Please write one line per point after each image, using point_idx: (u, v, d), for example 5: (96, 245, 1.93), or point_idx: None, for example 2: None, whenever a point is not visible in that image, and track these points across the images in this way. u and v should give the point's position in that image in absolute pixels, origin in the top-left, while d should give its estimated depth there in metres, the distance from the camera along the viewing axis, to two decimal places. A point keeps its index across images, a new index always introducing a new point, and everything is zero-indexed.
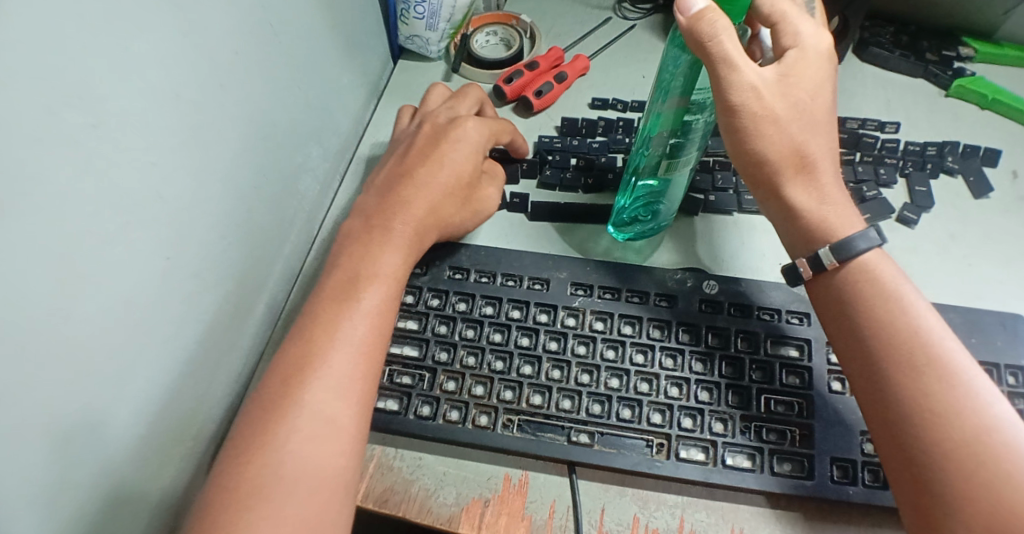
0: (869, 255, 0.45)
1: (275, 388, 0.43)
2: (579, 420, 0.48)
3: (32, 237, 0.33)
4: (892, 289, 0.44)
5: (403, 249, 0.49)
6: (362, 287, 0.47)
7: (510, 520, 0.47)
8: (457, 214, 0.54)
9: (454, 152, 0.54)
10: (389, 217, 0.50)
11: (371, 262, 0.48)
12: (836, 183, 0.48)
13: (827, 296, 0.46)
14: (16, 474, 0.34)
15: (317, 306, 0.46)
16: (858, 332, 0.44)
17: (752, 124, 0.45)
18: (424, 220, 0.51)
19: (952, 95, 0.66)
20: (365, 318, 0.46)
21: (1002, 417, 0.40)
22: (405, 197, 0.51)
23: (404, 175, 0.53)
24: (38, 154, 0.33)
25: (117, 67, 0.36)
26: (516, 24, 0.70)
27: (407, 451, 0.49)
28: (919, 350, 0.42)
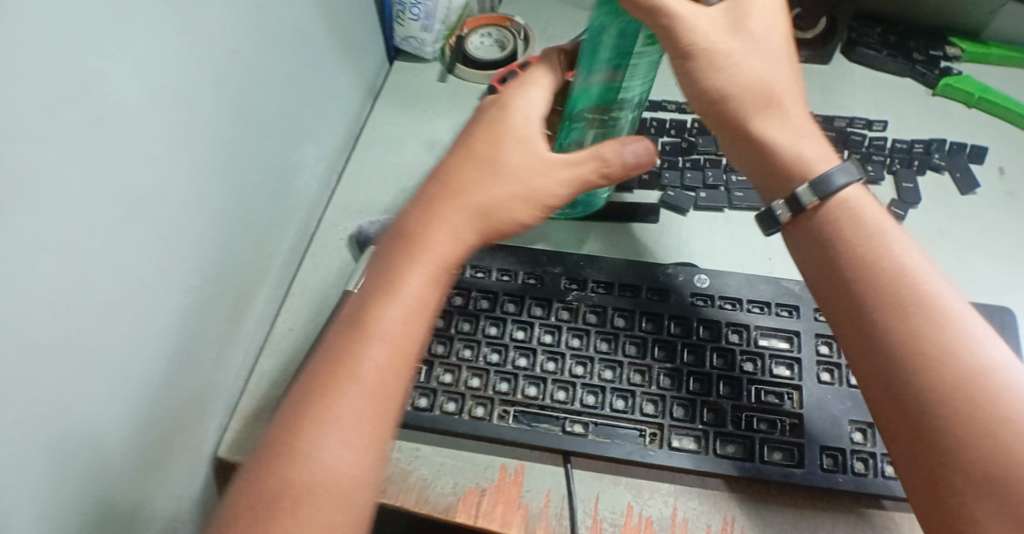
0: (848, 192, 0.46)
1: (291, 421, 0.39)
2: (574, 411, 0.49)
3: (40, 229, 0.34)
4: (877, 232, 0.45)
5: (455, 244, 0.44)
6: (407, 281, 0.42)
7: (507, 509, 0.48)
8: (517, 213, 0.45)
9: (518, 138, 0.45)
10: (443, 208, 0.44)
11: (419, 253, 0.43)
12: (802, 115, 0.48)
13: (811, 243, 0.47)
14: (21, 461, 0.35)
15: (341, 334, 0.42)
16: (846, 276, 0.44)
17: (712, 65, 0.46)
18: (478, 227, 0.44)
19: (939, 93, 0.67)
20: (391, 341, 0.41)
21: (998, 356, 0.40)
22: (442, 206, 0.44)
23: (462, 157, 0.46)
24: (43, 148, 0.33)
25: (116, 63, 0.37)
26: (510, 25, 0.70)
27: (405, 442, 0.50)
28: (910, 290, 0.42)
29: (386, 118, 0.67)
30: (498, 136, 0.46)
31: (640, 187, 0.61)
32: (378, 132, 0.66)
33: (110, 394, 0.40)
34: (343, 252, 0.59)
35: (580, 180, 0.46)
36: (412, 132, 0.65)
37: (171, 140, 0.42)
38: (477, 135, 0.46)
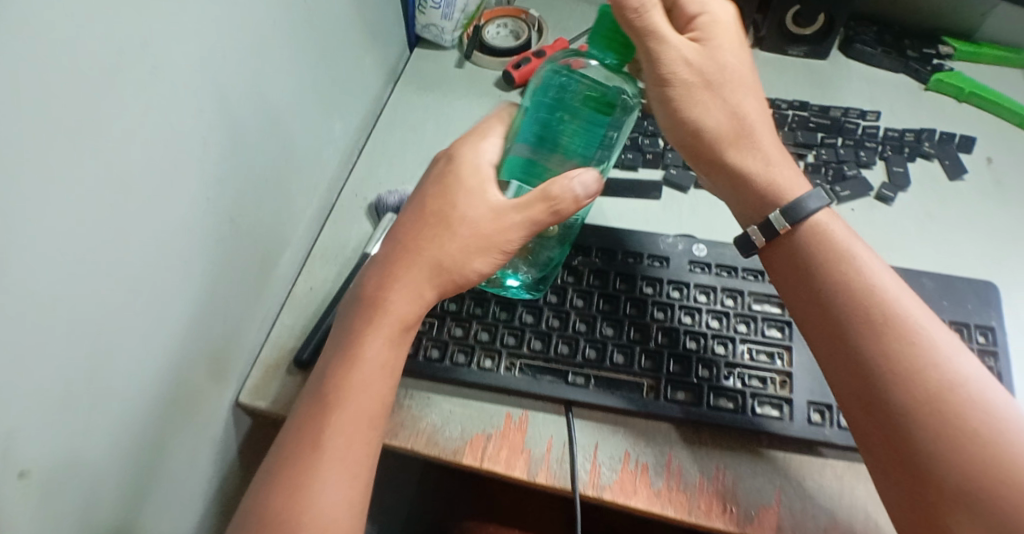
0: (820, 215, 0.49)
1: (278, 469, 0.43)
2: (576, 364, 0.52)
3: (104, 159, 0.38)
4: (849, 252, 0.47)
5: (408, 305, 0.47)
6: (365, 346, 0.46)
7: (511, 453, 0.51)
8: (468, 265, 0.47)
9: (464, 197, 0.48)
10: (391, 277, 0.47)
11: (374, 321, 0.46)
12: (772, 142, 0.51)
13: (788, 262, 0.49)
14: (71, 366, 0.39)
15: (320, 385, 0.46)
16: (823, 296, 0.47)
17: (685, 92, 0.49)
18: (431, 281, 0.47)
19: (931, 89, 0.71)
20: (357, 406, 0.44)
21: (965, 370, 0.42)
22: (400, 265, 0.47)
23: (405, 229, 0.49)
24: (108, 87, 0.38)
25: (175, 18, 0.42)
26: (525, 18, 0.75)
27: (416, 391, 0.53)
28: (878, 310, 0.45)
29: (406, 100, 0.71)
30: (450, 196, 0.49)
31: (645, 166, 0.65)
32: (397, 112, 0.70)
33: (152, 322, 0.44)
34: (363, 220, 0.63)
35: (534, 225, 0.46)
36: (430, 113, 0.69)
37: (217, 95, 0.46)
38: (431, 195, 0.49)
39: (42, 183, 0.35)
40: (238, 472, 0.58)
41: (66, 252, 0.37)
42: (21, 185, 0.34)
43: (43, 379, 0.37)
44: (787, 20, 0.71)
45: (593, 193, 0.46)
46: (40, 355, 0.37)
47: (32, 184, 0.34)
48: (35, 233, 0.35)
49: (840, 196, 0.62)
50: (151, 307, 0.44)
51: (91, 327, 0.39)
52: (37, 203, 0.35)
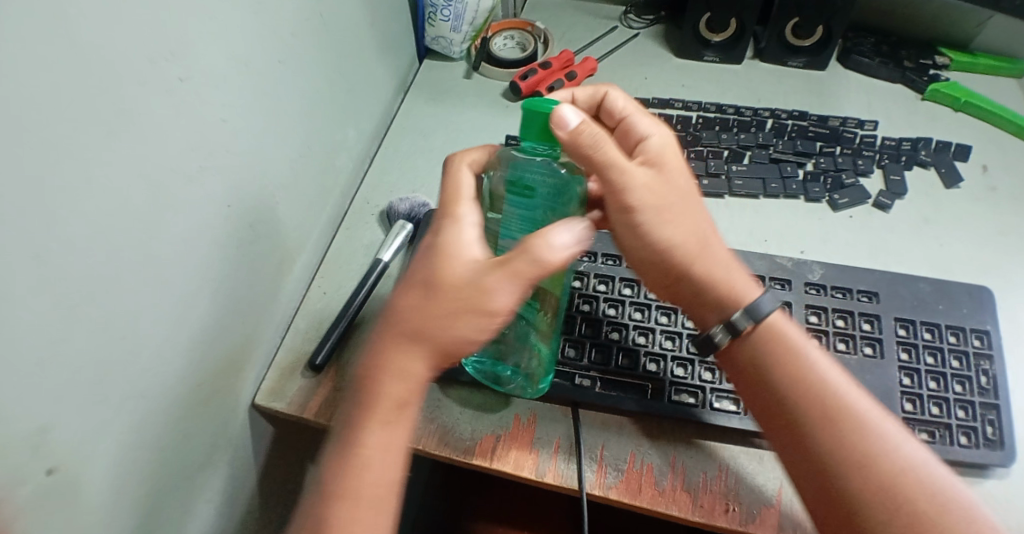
0: (774, 315, 0.49)
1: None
2: (582, 367, 0.54)
3: (135, 166, 0.40)
4: (798, 347, 0.48)
5: (399, 383, 0.45)
6: (362, 435, 0.44)
7: (519, 453, 0.52)
8: (456, 330, 0.45)
9: (446, 264, 0.46)
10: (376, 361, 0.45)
11: (365, 407, 0.44)
12: (726, 251, 0.51)
13: (745, 360, 0.49)
14: (103, 363, 0.40)
15: (324, 473, 0.44)
16: (779, 393, 0.47)
17: (655, 214, 0.49)
18: (419, 354, 0.45)
19: (927, 98, 0.73)
20: (366, 496, 0.43)
21: (912, 456, 0.44)
22: (391, 342, 0.45)
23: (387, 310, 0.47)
24: (138, 96, 0.39)
25: (201, 31, 0.43)
26: (531, 30, 0.77)
27: (427, 394, 0.55)
28: (831, 402, 0.46)
29: (415, 109, 0.73)
30: (431, 263, 0.46)
31: None
32: (407, 122, 0.72)
33: (177, 323, 0.46)
34: (375, 227, 0.65)
35: (516, 279, 0.44)
36: (439, 122, 0.71)
37: (238, 104, 0.48)
38: (416, 264, 0.47)
39: (81, 187, 0.37)
40: (254, 474, 0.60)
41: (98, 254, 0.39)
42: (58, 189, 0.36)
43: (78, 376, 0.39)
44: (787, 31, 0.73)
45: (581, 244, 0.46)
46: (77, 352, 0.38)
47: (69, 188, 0.36)
48: (71, 235, 0.37)
49: (839, 203, 0.64)
50: (176, 310, 0.45)
51: (120, 327, 0.41)
52: (73, 206, 0.37)
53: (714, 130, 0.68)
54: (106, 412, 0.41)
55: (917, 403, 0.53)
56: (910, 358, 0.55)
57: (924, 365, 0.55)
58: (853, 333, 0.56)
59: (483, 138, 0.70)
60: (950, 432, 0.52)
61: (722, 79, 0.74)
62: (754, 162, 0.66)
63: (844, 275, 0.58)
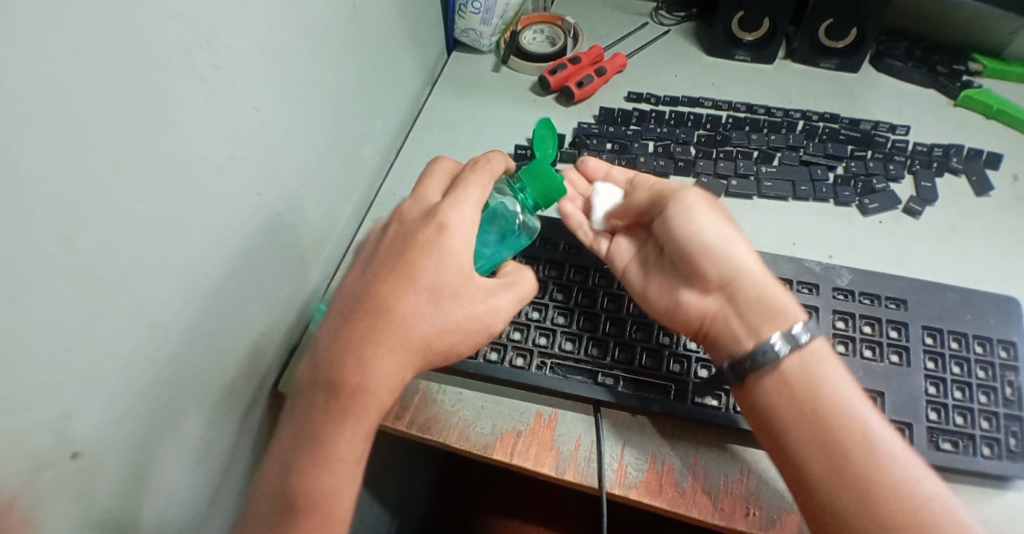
0: (808, 347, 0.47)
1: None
2: (606, 365, 0.54)
3: (165, 152, 0.40)
4: (813, 376, 0.46)
5: (385, 393, 0.43)
6: (337, 444, 0.42)
7: (540, 449, 0.52)
8: (456, 344, 0.46)
9: (450, 272, 0.46)
10: (359, 366, 0.43)
11: (344, 414, 0.42)
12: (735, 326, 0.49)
13: (753, 389, 0.48)
14: (128, 348, 0.41)
15: (289, 476, 0.42)
16: (781, 423, 0.46)
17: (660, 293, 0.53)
18: (411, 362, 0.45)
19: (960, 105, 0.72)
20: (339, 505, 0.42)
21: (931, 490, 0.42)
22: (378, 342, 0.43)
23: (369, 306, 0.44)
24: (173, 83, 0.40)
25: (234, 19, 0.44)
26: (561, 25, 0.76)
27: (449, 386, 0.55)
28: (841, 433, 0.44)
29: (442, 102, 0.73)
30: (435, 268, 0.45)
31: (676, 173, 0.65)
32: (434, 115, 0.71)
33: (204, 310, 0.46)
34: None
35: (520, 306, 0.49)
36: (466, 116, 0.71)
37: (269, 93, 0.48)
38: (414, 261, 0.46)
39: (114, 173, 0.37)
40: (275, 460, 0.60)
41: (129, 240, 0.39)
42: (92, 175, 0.36)
43: (106, 359, 0.39)
44: (820, 32, 0.72)
45: None
46: (106, 335, 0.39)
47: (102, 174, 0.37)
48: (102, 219, 0.37)
49: (869, 208, 0.63)
50: (203, 297, 0.46)
51: (148, 312, 0.41)
52: (107, 192, 0.37)
53: (744, 130, 0.67)
54: (132, 395, 0.42)
55: (943, 413, 0.53)
56: (936, 367, 0.54)
57: (950, 374, 0.54)
58: (879, 340, 0.55)
59: (509, 133, 0.69)
60: (974, 444, 0.52)
61: (752, 80, 0.73)
62: (784, 164, 0.65)
63: (872, 281, 0.58)
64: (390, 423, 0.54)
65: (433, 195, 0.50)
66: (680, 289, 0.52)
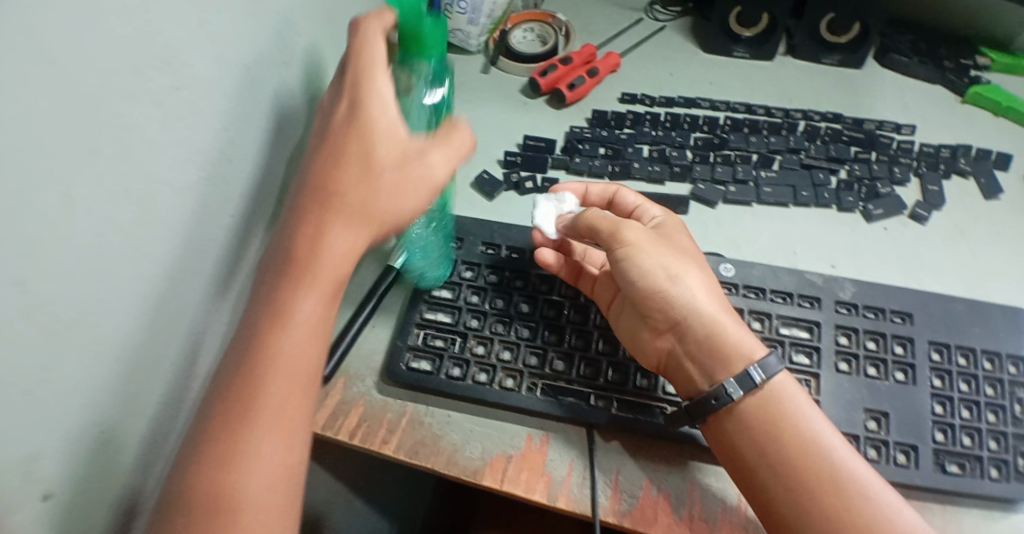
0: (769, 385, 0.47)
1: (194, 476, 0.40)
2: (598, 386, 0.52)
3: (127, 184, 0.38)
4: (783, 418, 0.46)
5: (327, 286, 0.43)
6: (276, 339, 0.41)
7: (531, 475, 0.50)
8: (404, 213, 0.44)
9: (376, 143, 0.43)
10: (304, 250, 0.42)
11: (287, 306, 0.42)
12: (681, 350, 0.49)
13: (722, 436, 0.47)
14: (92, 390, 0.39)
15: (229, 379, 0.41)
16: (756, 470, 0.46)
17: (619, 305, 0.53)
18: (358, 239, 0.43)
19: (967, 101, 0.69)
20: (277, 411, 0.41)
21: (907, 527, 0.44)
22: (324, 218, 0.42)
23: (314, 184, 0.43)
24: (130, 110, 0.37)
25: (195, 35, 0.41)
26: (552, 22, 0.73)
27: (437, 409, 0.53)
28: (814, 475, 0.45)
29: None
30: (374, 142, 0.43)
31: (672, 179, 0.62)
32: None
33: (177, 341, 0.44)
34: None
35: (451, 119, 0.46)
36: None
37: (236, 108, 0.46)
38: (355, 138, 0.43)
39: (68, 209, 0.35)
40: None
41: (87, 276, 0.37)
42: (44, 213, 0.34)
43: (68, 401, 0.37)
44: (821, 28, 0.69)
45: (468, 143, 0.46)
46: (68, 379, 0.37)
47: (53, 212, 0.34)
48: (58, 260, 0.35)
49: (873, 214, 0.60)
50: (168, 324, 0.44)
51: (112, 347, 0.40)
52: (63, 230, 0.35)
53: (743, 132, 0.64)
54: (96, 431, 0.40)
55: (948, 433, 0.51)
56: (943, 385, 0.52)
57: (958, 393, 0.52)
58: (884, 357, 0.53)
59: (498, 137, 0.66)
60: (981, 465, 0.50)
61: (751, 77, 0.70)
62: (785, 168, 0.62)
63: (876, 293, 0.55)
64: (375, 448, 0.52)
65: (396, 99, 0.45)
66: (638, 327, 0.52)
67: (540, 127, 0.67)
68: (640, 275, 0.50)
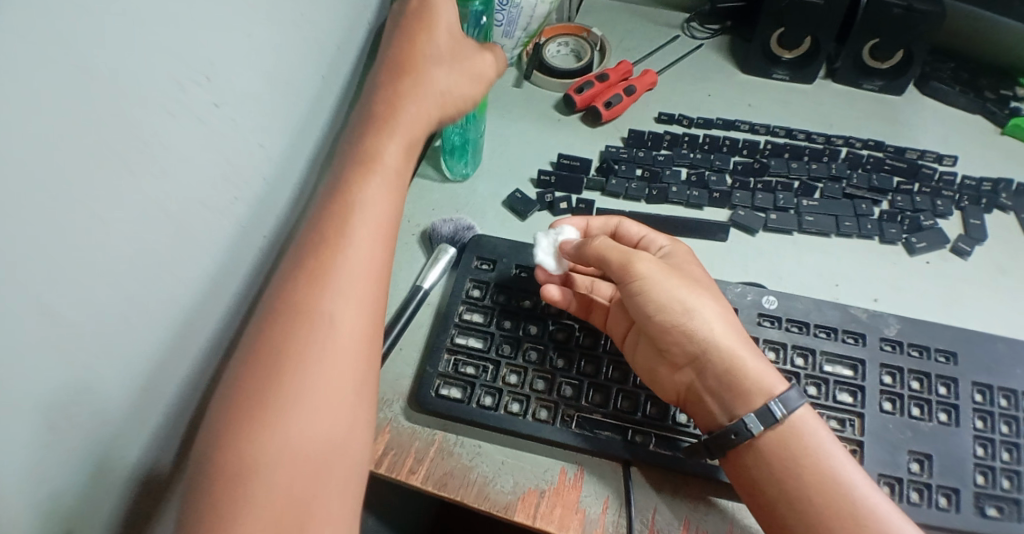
0: (790, 420, 0.46)
1: (263, 366, 0.41)
2: (636, 421, 0.50)
3: (157, 202, 0.37)
4: (802, 451, 0.45)
5: (402, 156, 0.49)
6: (358, 197, 0.46)
7: (565, 512, 0.48)
8: (463, 94, 0.52)
9: (435, 38, 0.52)
10: (384, 125, 0.49)
11: (369, 166, 0.47)
12: (703, 387, 0.48)
13: (740, 468, 0.46)
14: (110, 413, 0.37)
15: (311, 235, 0.45)
16: (773, 502, 0.44)
17: (635, 340, 0.52)
18: (425, 118, 0.50)
19: (1008, 133, 0.67)
20: (357, 266, 0.44)
21: None
22: (403, 100, 0.50)
23: (392, 75, 0.51)
24: (164, 125, 0.36)
25: (229, 49, 0.40)
26: (587, 36, 0.71)
27: (467, 439, 0.51)
28: (833, 511, 0.43)
29: None
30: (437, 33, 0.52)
31: (710, 204, 0.60)
32: None
33: None
34: (414, 246, 0.60)
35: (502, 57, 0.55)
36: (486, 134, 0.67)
37: (261, 123, 0.45)
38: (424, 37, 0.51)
39: (98, 228, 0.34)
40: None
41: (115, 298, 0.36)
42: (74, 236, 0.32)
43: (83, 426, 0.36)
44: (863, 53, 0.67)
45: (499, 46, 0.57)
46: (92, 399, 0.36)
47: (87, 234, 0.33)
48: (85, 282, 0.34)
49: (916, 247, 0.59)
50: (180, 344, 0.42)
51: (127, 369, 0.38)
52: (92, 253, 0.34)
53: (783, 158, 0.63)
54: (108, 455, 0.39)
55: (990, 477, 0.49)
56: (985, 427, 0.51)
57: (998, 434, 0.51)
58: (928, 397, 0.51)
59: (530, 154, 0.65)
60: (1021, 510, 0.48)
61: (789, 101, 0.69)
62: (826, 197, 0.61)
63: (921, 331, 0.54)
64: (403, 478, 0.49)
65: (456, 44, 0.53)
66: (656, 361, 0.50)
67: (574, 145, 0.65)
68: (658, 308, 0.48)
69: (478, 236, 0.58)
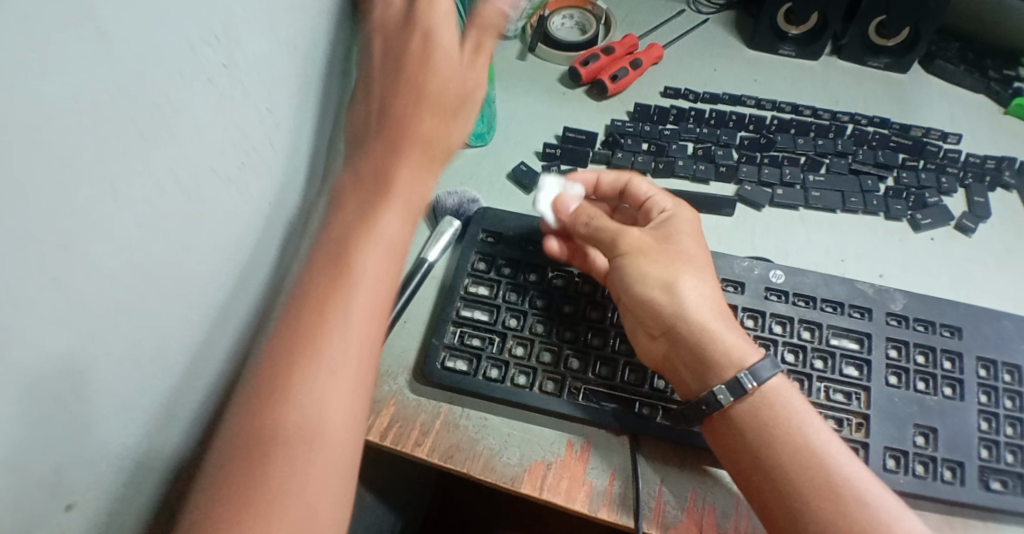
0: (765, 386, 0.45)
1: (271, 388, 0.39)
2: (644, 394, 0.50)
3: (173, 166, 0.35)
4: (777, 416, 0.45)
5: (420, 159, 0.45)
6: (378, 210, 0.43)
7: (572, 484, 0.48)
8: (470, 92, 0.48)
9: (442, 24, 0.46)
10: (401, 123, 0.44)
11: (387, 172, 0.44)
12: (676, 356, 0.47)
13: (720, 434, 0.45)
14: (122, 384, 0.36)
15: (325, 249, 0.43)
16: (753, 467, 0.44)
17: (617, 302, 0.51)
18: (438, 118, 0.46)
19: (1011, 113, 0.67)
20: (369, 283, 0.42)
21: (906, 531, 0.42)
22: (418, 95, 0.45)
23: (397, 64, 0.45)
24: (180, 87, 0.35)
25: (243, 11, 0.38)
26: (592, 9, 0.70)
27: (472, 411, 0.50)
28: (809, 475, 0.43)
29: None
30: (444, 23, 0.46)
31: (717, 179, 0.60)
32: None
33: None
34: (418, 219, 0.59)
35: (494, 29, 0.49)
36: None
37: (273, 89, 0.43)
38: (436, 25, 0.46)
39: (113, 194, 0.32)
40: None
41: (128, 270, 0.34)
42: (90, 201, 0.30)
43: (95, 396, 0.35)
44: (870, 30, 0.67)
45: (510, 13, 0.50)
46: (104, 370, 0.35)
47: (102, 202, 0.31)
48: (101, 252, 0.32)
49: (921, 223, 0.59)
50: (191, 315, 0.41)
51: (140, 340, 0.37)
52: (110, 221, 0.32)
53: (789, 134, 0.63)
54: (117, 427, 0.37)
55: (993, 450, 0.50)
56: (989, 402, 0.51)
57: (1002, 409, 0.51)
58: (933, 372, 0.51)
59: (535, 128, 0.64)
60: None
61: (795, 77, 0.68)
62: (832, 173, 0.61)
63: (927, 306, 0.54)
64: (408, 450, 0.49)
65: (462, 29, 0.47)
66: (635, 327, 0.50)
67: (579, 120, 0.64)
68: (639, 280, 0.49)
69: (484, 209, 0.58)
